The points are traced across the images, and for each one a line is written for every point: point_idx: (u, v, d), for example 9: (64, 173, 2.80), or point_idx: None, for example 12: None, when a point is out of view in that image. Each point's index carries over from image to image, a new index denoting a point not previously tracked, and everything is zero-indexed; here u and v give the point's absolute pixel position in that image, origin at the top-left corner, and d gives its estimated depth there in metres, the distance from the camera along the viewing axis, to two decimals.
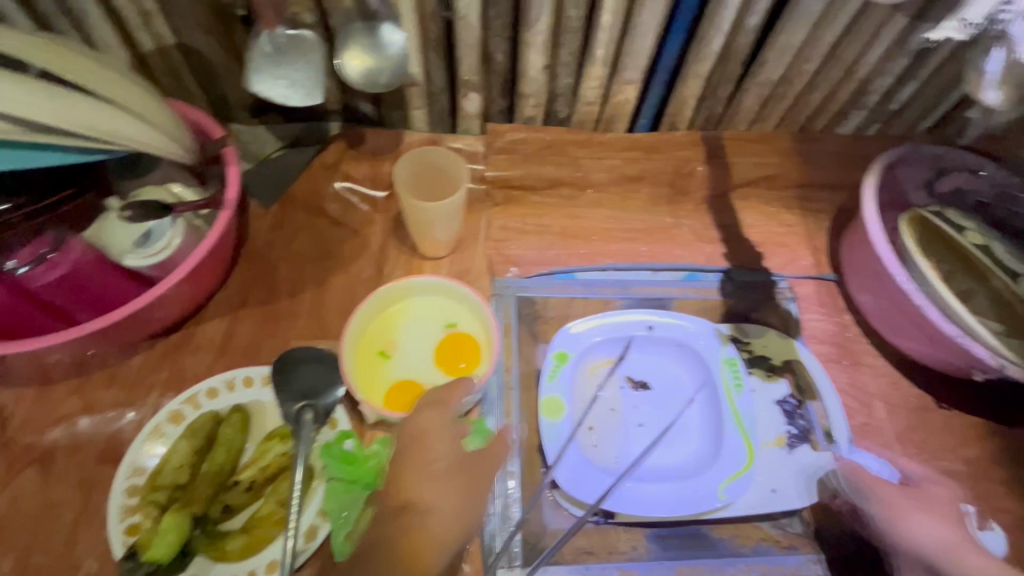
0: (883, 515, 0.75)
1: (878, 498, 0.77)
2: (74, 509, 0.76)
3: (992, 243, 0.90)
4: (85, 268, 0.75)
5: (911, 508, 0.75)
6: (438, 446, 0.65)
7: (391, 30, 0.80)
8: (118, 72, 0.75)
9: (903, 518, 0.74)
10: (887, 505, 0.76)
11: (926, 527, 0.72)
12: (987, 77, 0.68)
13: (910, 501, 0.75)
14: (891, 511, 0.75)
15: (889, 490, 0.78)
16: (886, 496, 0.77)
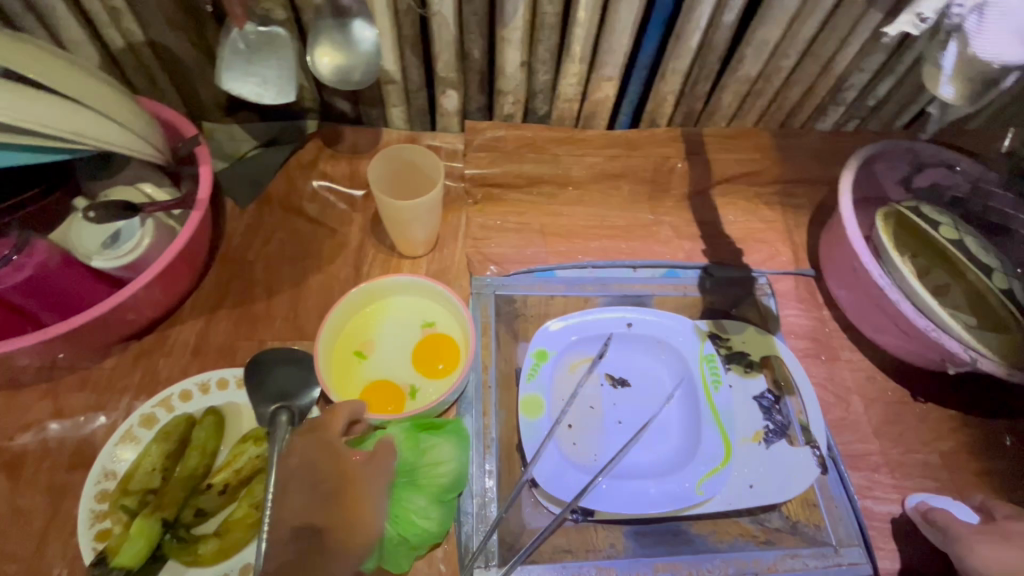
0: (964, 558, 0.70)
1: (957, 540, 0.72)
2: (43, 515, 0.75)
3: (964, 238, 0.89)
4: (52, 269, 0.74)
5: (992, 544, 0.69)
6: (314, 466, 0.67)
7: (362, 25, 0.78)
8: (85, 70, 0.73)
9: (973, 553, 0.69)
10: (967, 545, 0.70)
11: (1007, 561, 0.67)
12: (943, 72, 0.61)
13: (978, 532, 0.71)
14: (971, 552, 0.70)
15: (962, 527, 0.73)
16: (963, 535, 0.72)
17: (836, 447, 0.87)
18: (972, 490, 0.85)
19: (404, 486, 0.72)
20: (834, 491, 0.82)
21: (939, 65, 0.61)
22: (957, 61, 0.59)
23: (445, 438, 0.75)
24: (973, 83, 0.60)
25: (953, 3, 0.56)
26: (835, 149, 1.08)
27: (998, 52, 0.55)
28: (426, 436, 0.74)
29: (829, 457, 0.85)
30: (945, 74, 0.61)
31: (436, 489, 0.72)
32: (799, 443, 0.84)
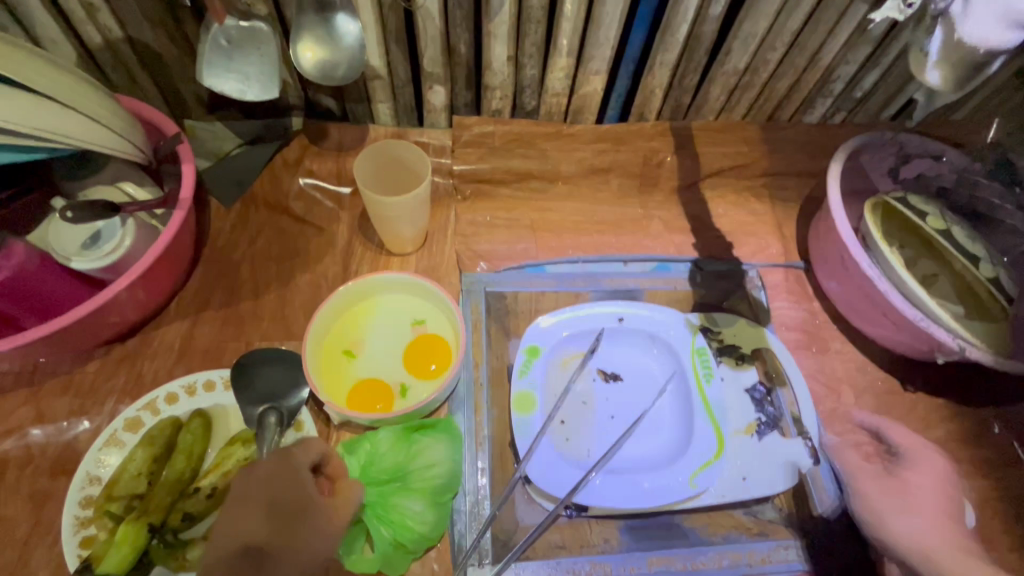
0: (866, 517, 0.73)
1: (862, 496, 0.75)
2: (26, 522, 0.73)
3: (951, 228, 0.90)
4: (31, 273, 0.72)
5: (897, 507, 0.71)
6: (279, 480, 0.59)
7: (346, 20, 0.77)
8: (60, 67, 0.71)
9: (875, 513, 0.72)
10: (868, 504, 0.73)
11: (907, 526, 0.69)
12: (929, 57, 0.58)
13: (885, 493, 0.73)
14: (873, 511, 0.73)
15: (869, 484, 0.75)
16: (869, 491, 0.74)
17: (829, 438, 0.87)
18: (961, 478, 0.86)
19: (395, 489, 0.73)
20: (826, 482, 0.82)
21: (926, 49, 0.58)
22: (943, 46, 0.56)
23: (434, 437, 0.76)
24: (960, 70, 0.56)
25: None
26: (824, 142, 1.08)
27: (984, 36, 0.52)
28: (416, 438, 0.76)
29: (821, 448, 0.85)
30: (930, 60, 0.58)
31: (429, 491, 0.73)
32: (791, 435, 0.84)
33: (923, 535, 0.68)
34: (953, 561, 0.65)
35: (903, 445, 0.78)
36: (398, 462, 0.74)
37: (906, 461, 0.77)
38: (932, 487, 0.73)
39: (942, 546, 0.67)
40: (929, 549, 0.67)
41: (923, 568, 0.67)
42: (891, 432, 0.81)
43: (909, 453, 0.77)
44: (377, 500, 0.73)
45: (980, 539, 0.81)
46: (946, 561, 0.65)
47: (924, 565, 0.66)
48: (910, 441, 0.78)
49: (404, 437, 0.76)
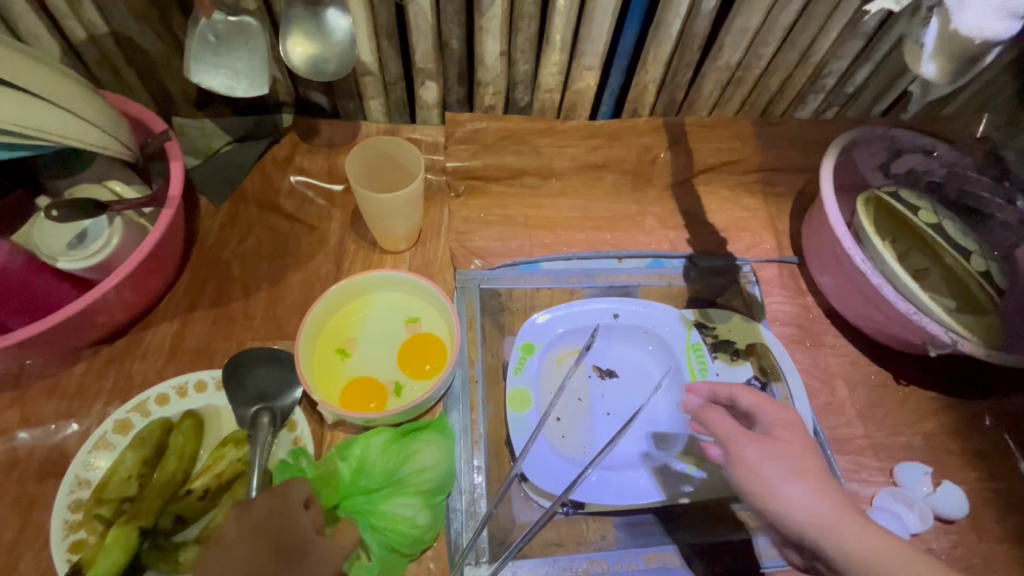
0: (752, 489, 0.57)
1: (745, 468, 0.58)
2: (13, 527, 0.72)
3: (943, 222, 0.90)
4: (17, 272, 0.71)
5: (782, 472, 0.56)
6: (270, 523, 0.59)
7: (336, 15, 0.76)
8: (43, 62, 0.70)
9: (759, 485, 0.56)
10: (754, 473, 0.57)
11: (801, 497, 0.54)
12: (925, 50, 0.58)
13: (772, 456, 0.58)
14: (759, 481, 0.57)
15: (749, 448, 0.59)
16: (749, 457, 0.59)
17: (823, 432, 0.87)
18: (953, 470, 0.86)
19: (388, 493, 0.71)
20: None
21: (921, 41, 0.58)
22: (938, 38, 0.56)
23: (431, 438, 0.74)
24: (955, 62, 0.56)
25: None
26: (816, 137, 1.09)
27: (980, 27, 0.52)
28: (414, 440, 0.73)
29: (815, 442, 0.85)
30: (925, 52, 0.57)
31: (425, 492, 0.72)
32: None
33: (818, 503, 0.54)
34: (859, 534, 0.51)
35: (765, 402, 0.66)
36: (389, 466, 0.71)
37: (774, 418, 0.64)
38: (809, 443, 0.60)
39: (844, 515, 0.53)
40: (830, 521, 0.52)
41: (822, 545, 0.52)
42: (740, 395, 0.68)
43: (772, 413, 0.65)
44: (370, 507, 0.70)
45: (973, 530, 0.82)
46: (851, 533, 0.51)
47: (824, 540, 0.52)
48: (760, 401, 0.67)
49: (399, 439, 0.73)
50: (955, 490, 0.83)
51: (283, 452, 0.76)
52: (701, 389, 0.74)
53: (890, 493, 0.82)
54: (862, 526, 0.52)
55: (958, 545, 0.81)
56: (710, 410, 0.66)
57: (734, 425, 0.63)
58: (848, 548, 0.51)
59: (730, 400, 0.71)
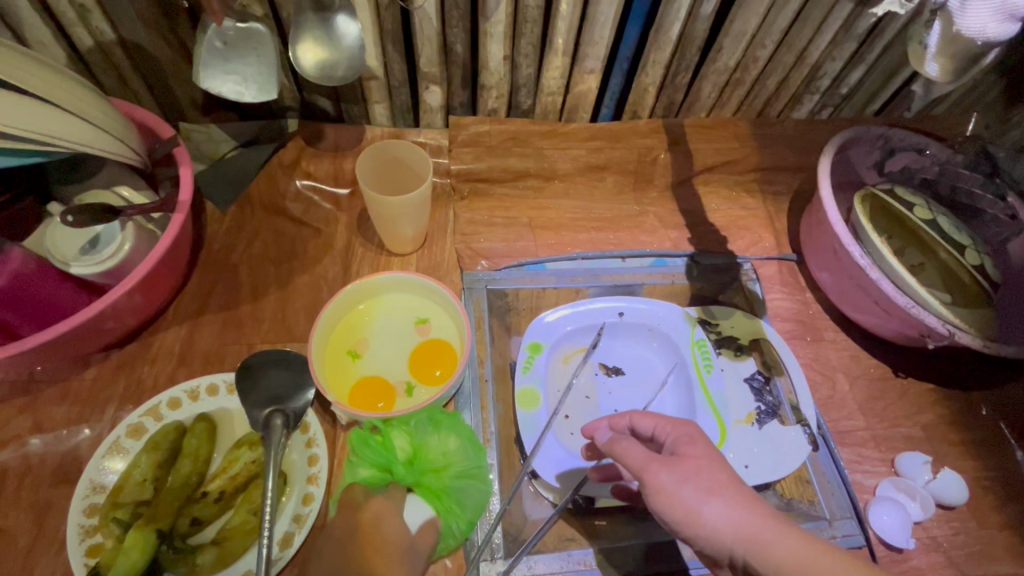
0: (676, 517, 0.55)
1: (662, 496, 0.55)
2: (27, 534, 0.72)
3: (937, 218, 0.92)
4: (29, 278, 0.70)
5: (699, 492, 0.54)
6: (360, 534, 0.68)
7: (346, 21, 0.77)
8: (55, 69, 0.70)
9: (682, 511, 0.54)
10: (674, 501, 0.55)
11: (721, 517, 0.53)
12: (929, 49, 0.60)
13: (684, 481, 0.55)
14: (681, 507, 0.55)
15: (663, 474, 0.56)
16: (666, 484, 0.56)
17: (826, 425, 0.89)
18: (953, 460, 0.88)
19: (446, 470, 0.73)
20: (825, 467, 0.85)
21: (925, 43, 0.60)
22: (941, 39, 0.58)
23: (457, 427, 0.76)
24: (957, 61, 0.59)
25: None
26: (812, 137, 1.11)
27: (981, 29, 0.54)
28: (442, 429, 0.75)
29: (819, 435, 0.87)
30: (930, 53, 0.60)
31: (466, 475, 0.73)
32: (790, 422, 0.86)
33: (739, 518, 0.53)
34: (786, 544, 0.50)
35: (665, 421, 0.64)
36: (429, 450, 0.74)
37: (677, 435, 0.61)
38: (716, 452, 0.58)
39: (766, 525, 0.52)
40: (757, 535, 0.51)
41: (752, 561, 0.51)
42: (640, 422, 0.67)
43: (674, 431, 0.62)
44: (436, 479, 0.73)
45: (973, 517, 0.84)
46: (776, 545, 0.50)
47: (753, 557, 0.51)
48: (657, 422, 0.65)
49: (435, 426, 0.75)
50: (954, 477, 0.84)
51: (297, 453, 0.76)
52: (600, 424, 0.72)
53: (892, 483, 0.84)
54: (785, 535, 0.51)
55: (959, 532, 0.83)
56: (617, 442, 0.62)
57: (644, 450, 0.60)
58: (778, 562, 0.50)
59: (630, 429, 0.69)
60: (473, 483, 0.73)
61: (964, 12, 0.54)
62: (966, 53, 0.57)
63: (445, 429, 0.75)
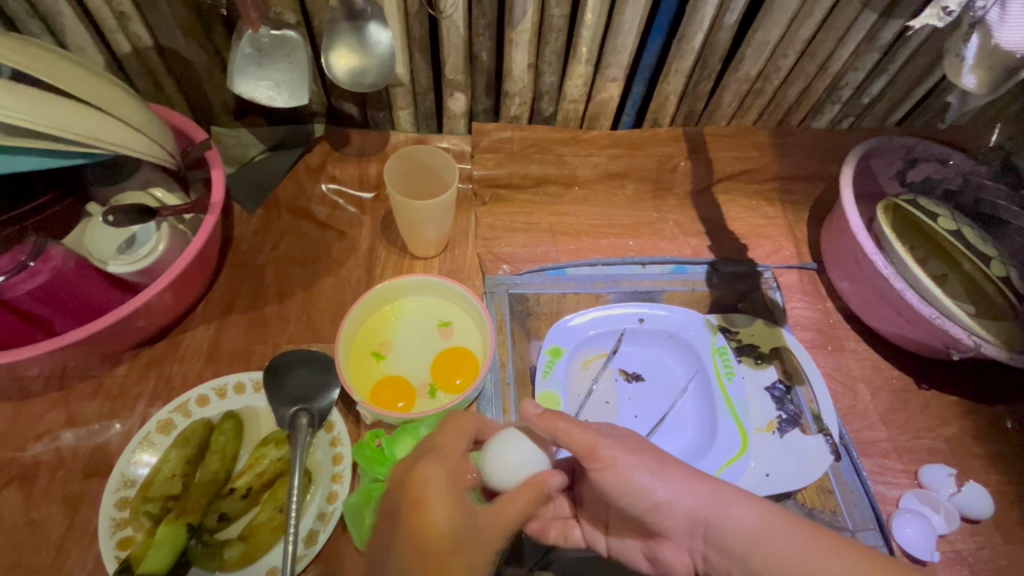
0: (636, 499, 0.59)
1: (620, 481, 0.59)
2: (60, 526, 0.74)
3: (962, 228, 0.92)
4: (67, 276, 0.73)
5: (650, 471, 0.59)
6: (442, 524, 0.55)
7: (378, 29, 0.79)
8: (99, 77, 0.73)
9: (640, 491, 0.59)
10: (629, 484, 0.59)
11: (672, 493, 0.59)
12: (964, 63, 0.61)
13: (636, 461, 0.60)
14: (637, 489, 0.59)
15: (617, 450, 0.59)
16: (619, 466, 0.59)
17: (848, 435, 0.88)
18: (977, 474, 0.87)
19: None
20: (848, 478, 0.84)
21: (961, 56, 0.61)
22: (979, 52, 0.59)
23: None
24: (994, 73, 0.60)
25: None
26: (833, 146, 1.11)
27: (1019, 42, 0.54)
28: None
29: (842, 445, 0.86)
30: (966, 65, 0.61)
31: None
32: (812, 431, 0.85)
33: (692, 491, 0.59)
34: (737, 511, 0.58)
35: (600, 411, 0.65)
36: None
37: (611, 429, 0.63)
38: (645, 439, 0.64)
39: (717, 495, 0.59)
40: (712, 503, 0.59)
41: (711, 529, 0.58)
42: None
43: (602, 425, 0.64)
44: None
45: (997, 531, 0.83)
46: (727, 513, 0.58)
47: (712, 523, 0.58)
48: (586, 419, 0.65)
49: None
50: (979, 490, 0.83)
51: (322, 452, 0.77)
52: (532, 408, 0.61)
53: (915, 494, 0.84)
54: (735, 502, 0.58)
55: (983, 546, 0.82)
56: (557, 419, 0.59)
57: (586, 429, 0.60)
58: (734, 525, 0.57)
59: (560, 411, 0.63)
60: None
61: (1003, 25, 0.55)
62: (1004, 64, 0.58)
63: None
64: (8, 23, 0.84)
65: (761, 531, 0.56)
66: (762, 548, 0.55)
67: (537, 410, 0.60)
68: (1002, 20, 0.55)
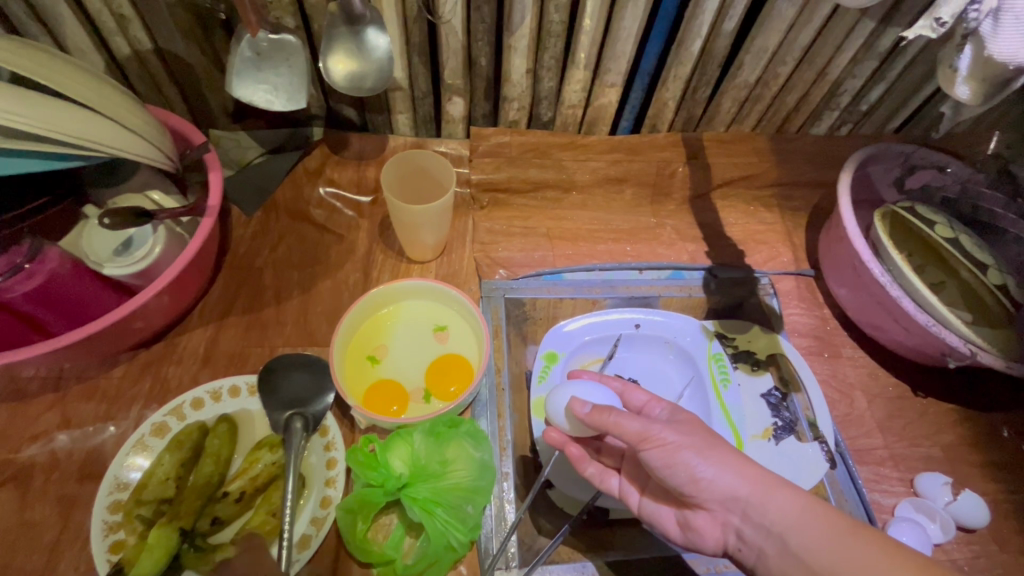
0: (679, 480, 0.59)
1: (667, 462, 0.59)
2: (53, 529, 0.73)
3: (959, 236, 0.92)
4: (63, 277, 0.73)
5: (698, 450, 0.59)
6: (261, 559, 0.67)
7: (376, 34, 0.79)
8: (96, 79, 0.73)
9: (684, 466, 0.58)
10: (675, 463, 0.58)
11: (720, 476, 0.58)
12: (958, 73, 0.62)
13: (691, 443, 0.59)
14: (683, 471, 0.59)
15: (668, 432, 0.59)
16: (669, 445, 0.59)
17: (844, 442, 0.88)
18: (973, 482, 0.87)
19: (453, 490, 0.71)
20: (843, 485, 0.83)
21: (955, 66, 0.61)
22: (972, 63, 0.60)
23: (462, 443, 0.74)
24: (988, 84, 0.60)
25: (969, 9, 0.56)
26: (830, 153, 1.11)
27: (1013, 52, 0.54)
28: (450, 443, 0.74)
29: (837, 453, 0.86)
30: (960, 76, 0.61)
31: (467, 490, 0.72)
32: (808, 439, 0.85)
33: (738, 472, 0.59)
34: (781, 497, 0.57)
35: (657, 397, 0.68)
36: (427, 458, 0.73)
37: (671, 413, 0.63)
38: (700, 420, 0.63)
39: (763, 480, 0.58)
40: (758, 486, 0.58)
41: (749, 512, 0.58)
42: (631, 394, 0.70)
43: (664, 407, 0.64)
44: (433, 496, 0.71)
45: (994, 540, 0.83)
46: (769, 499, 0.57)
47: (754, 506, 0.58)
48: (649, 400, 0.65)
49: (436, 436, 0.74)
50: (975, 499, 0.81)
51: (316, 456, 0.77)
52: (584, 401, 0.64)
53: (910, 503, 0.83)
54: (777, 489, 0.58)
55: (979, 555, 0.81)
56: (608, 414, 0.61)
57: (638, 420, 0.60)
58: (772, 510, 0.57)
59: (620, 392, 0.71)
60: (469, 498, 0.71)
61: (995, 36, 0.55)
62: (998, 75, 0.58)
63: (448, 440, 0.74)
64: (9, 27, 0.84)
65: (802, 516, 0.56)
66: (801, 531, 0.55)
67: (586, 409, 0.63)
68: (996, 32, 0.55)
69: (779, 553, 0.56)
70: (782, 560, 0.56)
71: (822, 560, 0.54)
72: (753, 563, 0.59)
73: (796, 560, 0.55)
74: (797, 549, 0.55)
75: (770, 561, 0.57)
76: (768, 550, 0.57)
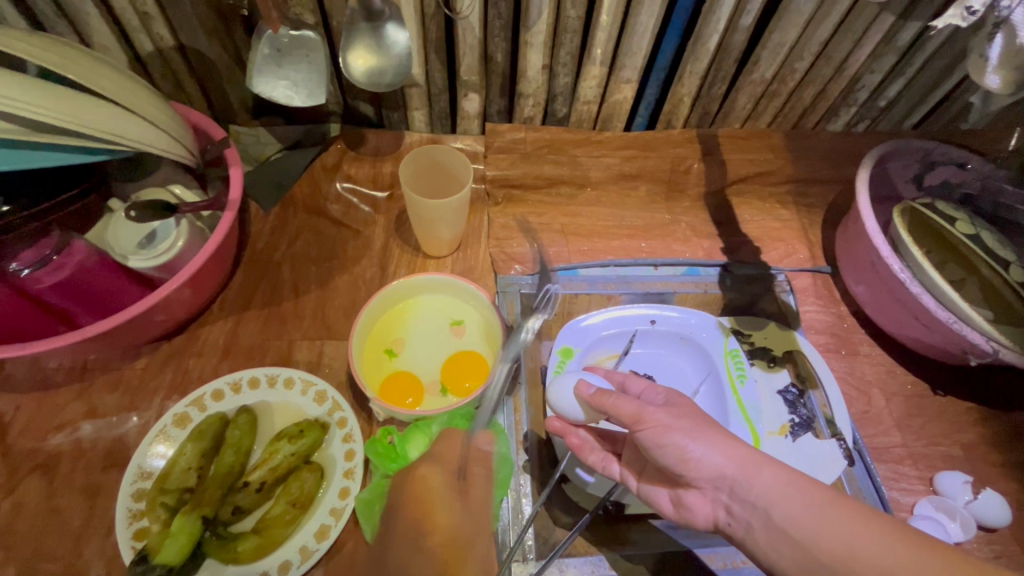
0: (667, 460, 0.60)
1: (654, 443, 0.60)
2: (80, 516, 0.75)
3: (981, 233, 0.90)
4: (89, 270, 0.75)
5: (688, 431, 0.60)
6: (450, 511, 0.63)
7: (395, 29, 0.80)
8: (118, 74, 0.74)
9: (673, 447, 0.59)
10: (664, 440, 0.60)
11: (707, 455, 0.58)
12: (987, 63, 0.62)
13: (682, 420, 0.60)
14: (671, 450, 0.59)
15: (661, 414, 0.61)
16: (659, 423, 0.60)
17: (862, 439, 0.88)
18: (994, 481, 0.86)
19: None
20: (862, 482, 0.83)
21: (985, 56, 0.61)
22: (1003, 53, 0.59)
23: None
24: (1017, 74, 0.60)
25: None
26: (847, 149, 1.11)
27: None
28: None
29: (855, 450, 0.86)
30: (990, 65, 0.61)
31: None
32: (825, 436, 0.85)
33: (728, 451, 0.58)
34: (766, 473, 0.56)
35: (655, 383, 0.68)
36: None
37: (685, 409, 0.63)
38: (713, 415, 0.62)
39: (748, 455, 0.58)
40: (744, 462, 0.58)
41: (736, 489, 0.57)
42: (631, 382, 0.69)
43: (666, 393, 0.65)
44: None
45: (1016, 540, 0.82)
46: (753, 475, 0.57)
47: (740, 482, 0.57)
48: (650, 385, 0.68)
49: (453, 429, 0.75)
50: (996, 498, 0.80)
51: (334, 448, 0.78)
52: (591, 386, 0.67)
53: (930, 501, 0.83)
54: (764, 465, 0.57)
55: (1002, 555, 0.80)
56: (607, 396, 0.65)
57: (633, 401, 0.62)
58: (758, 486, 0.56)
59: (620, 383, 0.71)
60: None
61: None
62: None
63: (464, 432, 0.75)
64: (36, 25, 0.86)
65: (786, 490, 0.55)
66: (785, 504, 0.54)
67: (590, 391, 0.66)
68: None
69: (765, 527, 0.55)
70: (769, 536, 0.55)
71: (805, 531, 0.53)
72: (743, 538, 0.58)
73: (781, 534, 0.54)
74: (780, 521, 0.54)
75: (758, 536, 0.56)
76: (755, 524, 0.56)
